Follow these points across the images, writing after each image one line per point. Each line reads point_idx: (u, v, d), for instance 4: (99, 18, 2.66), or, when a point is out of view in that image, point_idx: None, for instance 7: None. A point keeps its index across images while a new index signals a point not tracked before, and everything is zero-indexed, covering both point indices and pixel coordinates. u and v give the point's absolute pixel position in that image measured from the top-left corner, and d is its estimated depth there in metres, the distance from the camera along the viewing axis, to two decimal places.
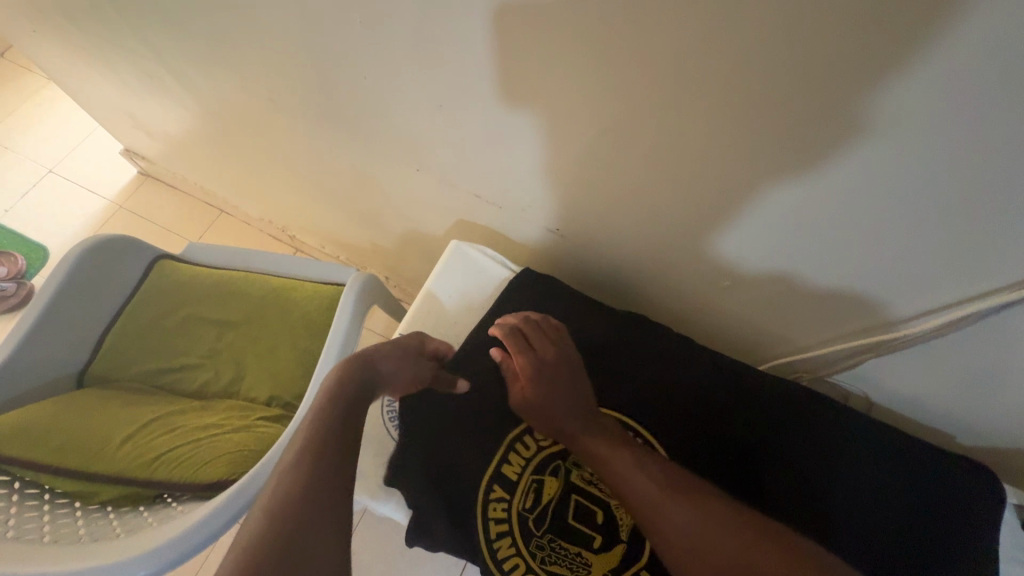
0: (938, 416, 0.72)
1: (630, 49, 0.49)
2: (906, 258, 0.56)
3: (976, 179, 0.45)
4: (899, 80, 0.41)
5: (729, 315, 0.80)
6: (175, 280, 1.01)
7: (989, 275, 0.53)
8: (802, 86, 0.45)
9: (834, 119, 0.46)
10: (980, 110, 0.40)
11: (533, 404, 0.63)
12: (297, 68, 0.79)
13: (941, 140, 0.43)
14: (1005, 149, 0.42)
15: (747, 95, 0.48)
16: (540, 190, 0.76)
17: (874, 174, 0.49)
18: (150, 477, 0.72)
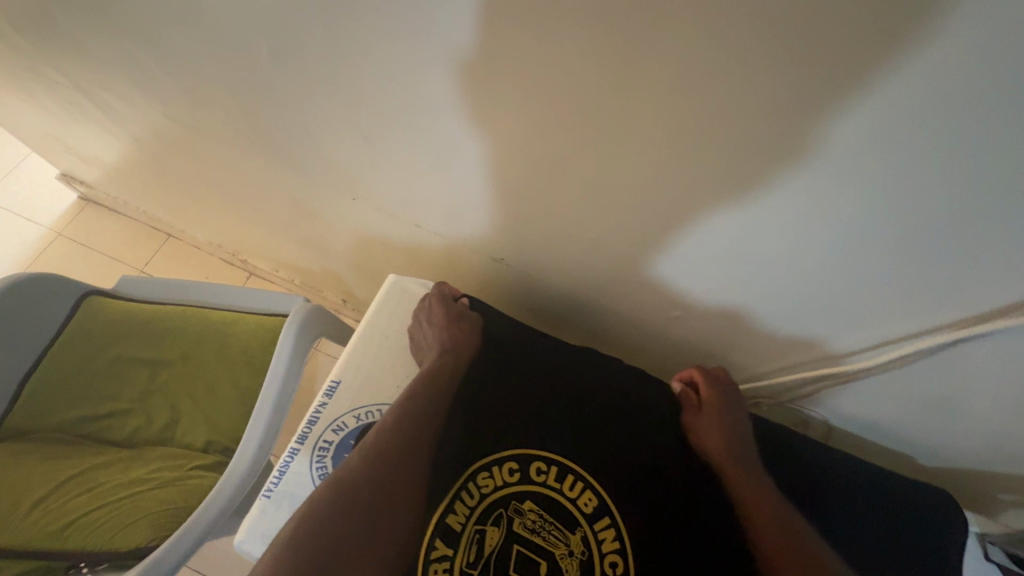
0: (898, 440, 0.70)
1: (549, 80, 0.45)
2: (862, 289, 0.53)
3: (925, 212, 0.42)
4: (834, 112, 0.38)
5: (686, 343, 0.76)
6: (103, 318, 0.94)
7: (945, 306, 0.50)
8: (732, 121, 0.41)
9: (768, 155, 0.43)
10: (920, 142, 0.37)
11: (705, 426, 0.64)
12: (221, 93, 0.74)
13: (882, 171, 0.40)
14: (949, 179, 0.39)
15: (677, 130, 0.44)
16: (484, 219, 0.72)
17: (818, 206, 0.46)
18: (65, 546, 0.65)
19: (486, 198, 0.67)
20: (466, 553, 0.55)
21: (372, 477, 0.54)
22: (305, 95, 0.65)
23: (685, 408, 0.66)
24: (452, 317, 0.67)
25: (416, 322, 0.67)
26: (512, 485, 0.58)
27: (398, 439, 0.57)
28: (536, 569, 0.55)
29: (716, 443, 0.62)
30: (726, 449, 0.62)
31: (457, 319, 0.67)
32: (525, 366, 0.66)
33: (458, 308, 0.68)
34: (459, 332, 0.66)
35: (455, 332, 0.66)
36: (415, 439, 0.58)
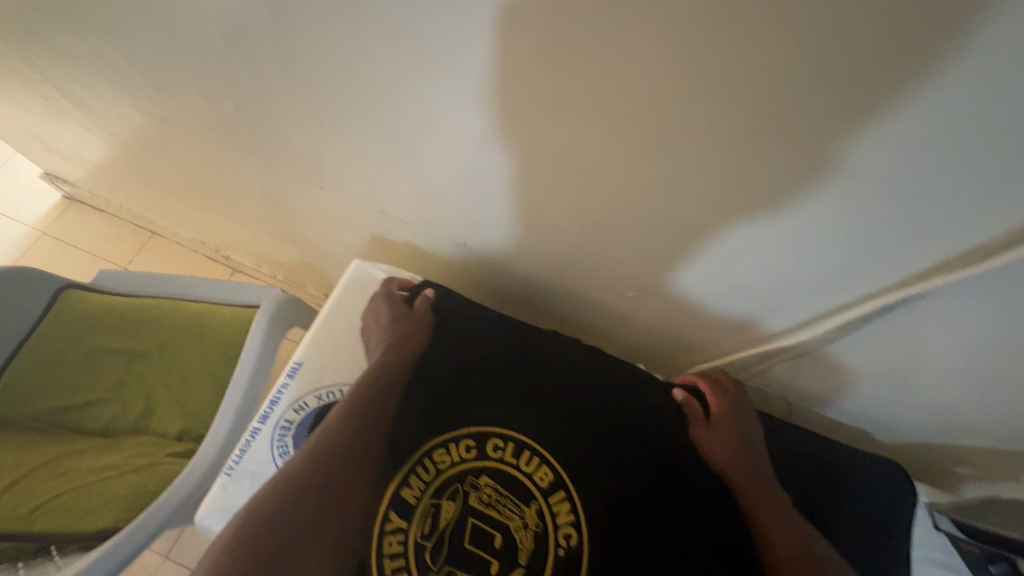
0: (853, 412, 0.72)
1: (482, 63, 0.46)
2: (793, 263, 0.53)
3: (836, 183, 0.42)
4: (735, 88, 0.38)
5: (648, 326, 0.78)
6: (79, 311, 0.95)
7: (869, 279, 0.51)
8: (651, 100, 0.42)
9: (687, 134, 0.44)
10: (815, 112, 0.37)
11: (714, 434, 0.63)
12: (187, 84, 0.75)
13: (787, 143, 0.41)
14: (847, 148, 0.39)
15: (606, 110, 0.45)
16: (446, 206, 0.74)
17: (736, 181, 0.46)
18: (33, 529, 0.67)
19: (445, 184, 0.69)
20: (421, 524, 0.56)
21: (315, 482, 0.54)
22: (265, 83, 0.67)
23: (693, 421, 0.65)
24: (400, 315, 0.67)
25: (367, 324, 0.68)
26: (469, 461, 0.59)
27: (346, 443, 0.57)
28: (490, 540, 0.56)
29: (728, 453, 0.62)
30: (736, 458, 0.61)
31: (405, 316, 0.67)
32: (483, 346, 0.67)
33: (406, 305, 0.69)
34: (405, 331, 0.66)
35: (404, 332, 0.66)
36: (357, 441, 0.58)
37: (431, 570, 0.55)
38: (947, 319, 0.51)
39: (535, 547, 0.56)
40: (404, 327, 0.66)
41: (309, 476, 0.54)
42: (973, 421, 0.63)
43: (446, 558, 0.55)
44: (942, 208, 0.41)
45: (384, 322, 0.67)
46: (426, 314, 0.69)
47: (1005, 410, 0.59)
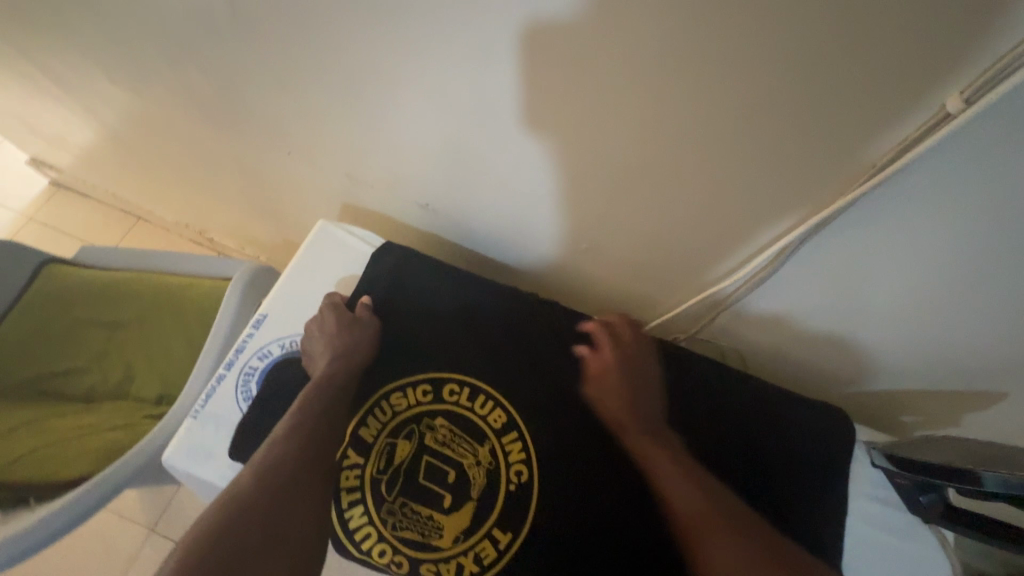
0: (798, 357, 0.75)
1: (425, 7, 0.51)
2: (718, 199, 0.57)
3: (750, 104, 0.46)
4: (645, 17, 0.43)
5: (608, 282, 0.81)
6: (61, 284, 0.98)
7: (787, 210, 0.55)
8: (573, 30, 0.47)
9: (611, 65, 0.48)
10: (712, 38, 0.42)
11: (604, 391, 0.61)
12: (160, 52, 0.78)
13: (694, 71, 0.45)
14: (742, 75, 0.44)
15: (542, 42, 0.49)
16: (409, 166, 0.77)
17: (656, 114, 0.51)
18: (8, 480, 0.70)
19: (406, 141, 0.72)
20: (377, 461, 0.59)
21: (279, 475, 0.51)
22: (232, 47, 0.70)
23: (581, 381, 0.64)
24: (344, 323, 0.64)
25: (312, 334, 0.64)
26: (424, 403, 0.62)
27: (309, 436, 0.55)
28: (444, 475, 0.59)
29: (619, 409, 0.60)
30: (629, 413, 0.59)
31: (351, 322, 0.64)
32: (443, 297, 0.69)
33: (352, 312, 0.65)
34: (349, 341, 0.63)
35: (348, 342, 0.62)
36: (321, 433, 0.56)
37: (386, 502, 0.58)
38: (858, 249, 0.55)
39: (487, 482, 0.59)
40: (349, 335, 0.63)
41: (257, 490, 0.49)
42: (906, 358, 0.66)
43: (401, 490, 0.58)
44: (830, 130, 0.45)
45: (328, 331, 0.63)
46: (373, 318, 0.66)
47: (933, 343, 0.62)
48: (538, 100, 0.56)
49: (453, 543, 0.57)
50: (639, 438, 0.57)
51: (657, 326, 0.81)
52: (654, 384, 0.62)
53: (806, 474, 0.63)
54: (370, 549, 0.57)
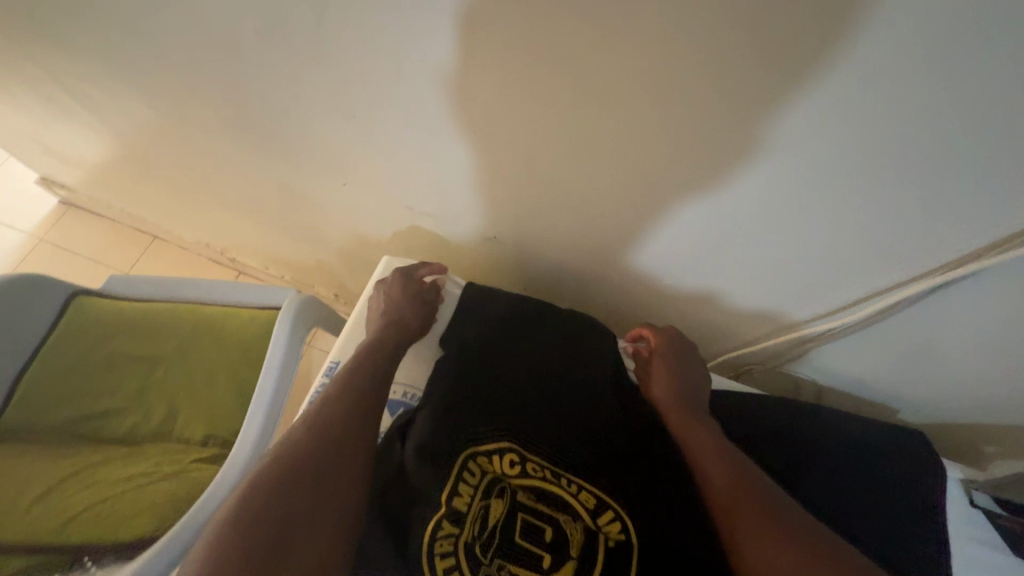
0: (888, 394, 0.73)
1: (537, 54, 0.47)
2: (836, 245, 0.55)
3: (900, 151, 0.42)
4: (795, 80, 0.40)
5: (677, 313, 0.79)
6: (93, 318, 0.93)
7: (908, 264, 0.53)
8: (706, 86, 0.43)
9: (745, 117, 0.45)
10: (865, 108, 0.40)
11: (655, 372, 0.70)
12: (204, 80, 0.74)
13: (839, 137, 0.43)
14: (895, 143, 0.42)
15: (654, 91, 0.46)
16: (472, 194, 0.73)
17: (787, 170, 0.48)
18: (67, 542, 0.66)
19: (471, 171, 0.69)
20: (472, 527, 0.55)
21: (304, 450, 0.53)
22: (291, 75, 0.65)
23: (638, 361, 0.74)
24: (401, 302, 0.72)
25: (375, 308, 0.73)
26: (514, 464, 0.59)
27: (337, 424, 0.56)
28: (540, 534, 0.56)
29: (663, 388, 0.68)
30: (671, 392, 0.67)
31: (408, 302, 0.72)
32: (523, 341, 0.69)
33: (413, 295, 0.74)
34: (404, 315, 0.71)
35: (401, 315, 0.71)
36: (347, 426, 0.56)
37: (483, 569, 0.54)
38: (976, 304, 0.54)
39: (586, 539, 0.56)
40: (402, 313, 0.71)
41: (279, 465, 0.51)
42: (1004, 399, 0.64)
43: (498, 552, 0.55)
44: (991, 188, 0.42)
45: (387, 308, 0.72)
46: (426, 307, 0.73)
47: None
48: (642, 141, 0.52)
49: None
50: (679, 416, 0.64)
51: (731, 358, 0.79)
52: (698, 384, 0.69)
53: (893, 525, 0.63)
54: None
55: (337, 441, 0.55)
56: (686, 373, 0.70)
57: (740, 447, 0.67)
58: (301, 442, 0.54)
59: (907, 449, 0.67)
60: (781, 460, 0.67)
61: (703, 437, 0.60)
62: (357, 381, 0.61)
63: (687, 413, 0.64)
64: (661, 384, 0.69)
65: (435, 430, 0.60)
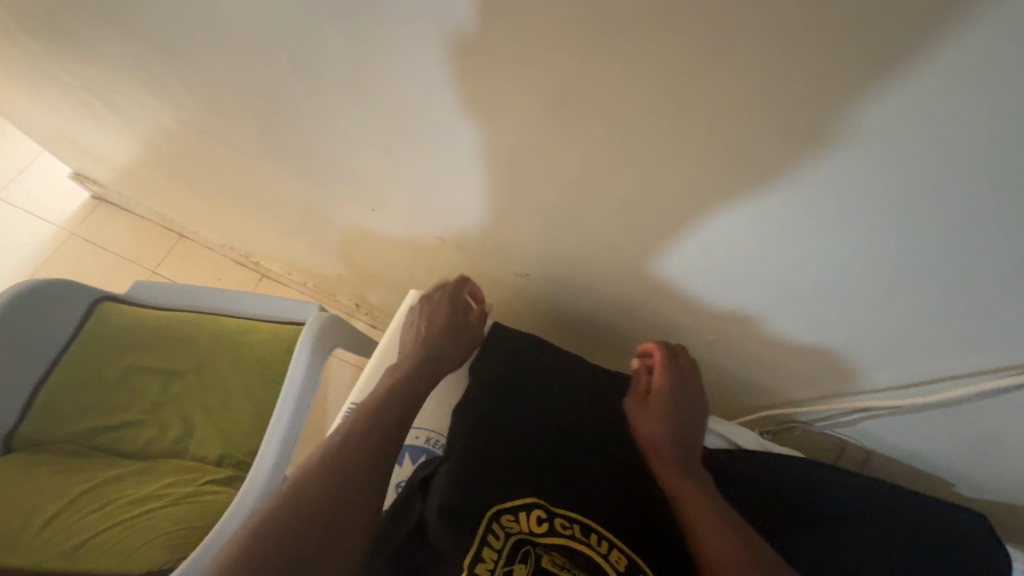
0: (947, 471, 0.67)
1: (594, 98, 0.44)
2: (901, 321, 0.52)
3: (987, 237, 0.40)
4: (887, 150, 0.37)
5: (716, 363, 0.74)
6: (115, 327, 0.92)
7: (993, 344, 0.49)
8: (778, 147, 0.41)
9: (816, 181, 0.42)
10: (957, 185, 0.37)
11: (649, 412, 0.62)
12: (234, 96, 0.71)
13: (929, 213, 0.40)
14: (982, 231, 0.40)
15: (720, 145, 0.43)
16: (505, 228, 0.70)
17: (856, 240, 0.46)
18: (77, 566, 0.64)
19: (506, 207, 0.65)
20: None
21: (328, 463, 0.52)
22: (325, 97, 0.62)
23: (631, 393, 0.65)
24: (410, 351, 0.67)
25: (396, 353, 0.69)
26: (540, 529, 0.54)
27: (363, 440, 0.55)
28: None
29: (659, 431, 0.60)
30: (667, 438, 0.60)
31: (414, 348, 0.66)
32: (556, 388, 0.65)
33: (422, 341, 0.67)
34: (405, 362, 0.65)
35: (403, 365, 0.65)
36: (369, 444, 0.54)
37: None
38: None
39: None
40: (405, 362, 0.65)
41: (305, 480, 0.51)
42: None
43: None
44: None
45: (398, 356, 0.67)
46: (430, 351, 0.65)
47: None
48: (701, 192, 0.49)
49: None
50: (677, 467, 0.57)
51: (771, 416, 0.74)
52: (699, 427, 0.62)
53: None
54: None
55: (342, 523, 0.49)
56: (685, 413, 0.62)
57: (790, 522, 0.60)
58: (327, 455, 0.53)
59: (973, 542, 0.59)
60: (841, 551, 0.58)
61: (702, 496, 0.54)
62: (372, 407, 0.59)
63: (680, 464, 0.58)
64: (656, 427, 0.61)
65: (457, 483, 0.56)
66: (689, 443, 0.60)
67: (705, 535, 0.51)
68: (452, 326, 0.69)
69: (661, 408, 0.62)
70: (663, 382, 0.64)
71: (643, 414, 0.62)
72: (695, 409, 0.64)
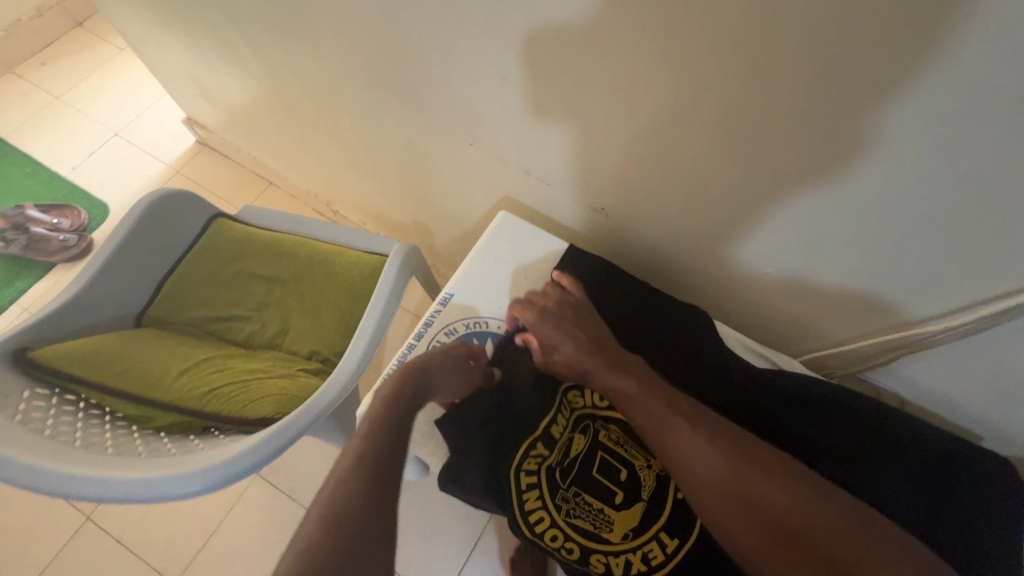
0: (973, 416, 0.72)
1: (681, 41, 0.53)
2: (926, 253, 0.58)
3: (1000, 163, 0.47)
4: (936, 78, 0.44)
5: (760, 307, 0.81)
6: (228, 237, 1.06)
7: (1010, 278, 0.55)
8: (828, 84, 0.49)
9: (859, 115, 0.50)
10: (971, 113, 0.44)
11: (553, 349, 0.65)
12: (365, 39, 0.84)
13: (963, 138, 0.47)
14: (995, 157, 0.46)
15: (777, 82, 0.51)
16: (582, 171, 0.79)
17: (887, 172, 0.53)
18: (204, 409, 0.77)
19: (587, 150, 0.74)
20: (557, 452, 0.63)
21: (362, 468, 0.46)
22: (443, 43, 0.74)
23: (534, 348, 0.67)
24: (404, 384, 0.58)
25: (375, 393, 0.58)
26: (600, 408, 0.66)
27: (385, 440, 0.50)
28: (617, 473, 0.62)
29: (576, 357, 0.63)
30: (585, 355, 0.63)
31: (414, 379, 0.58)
32: (624, 306, 0.75)
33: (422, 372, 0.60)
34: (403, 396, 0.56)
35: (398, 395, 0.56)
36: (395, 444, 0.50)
37: (560, 490, 0.61)
38: None
39: (656, 485, 0.61)
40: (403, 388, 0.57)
41: (345, 491, 0.44)
42: None
43: (576, 480, 0.62)
44: None
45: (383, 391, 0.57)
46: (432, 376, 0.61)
47: None
48: (758, 129, 0.57)
49: (623, 538, 0.59)
50: (607, 373, 0.61)
51: (810, 358, 0.81)
52: (598, 332, 0.66)
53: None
54: (543, 532, 0.59)
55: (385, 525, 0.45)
56: (582, 329, 0.66)
57: (839, 438, 0.65)
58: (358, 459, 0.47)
59: (1008, 492, 0.62)
60: (864, 469, 0.63)
61: (634, 391, 0.59)
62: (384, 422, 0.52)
63: (609, 366, 0.61)
64: (571, 356, 0.64)
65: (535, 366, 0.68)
66: (601, 350, 0.64)
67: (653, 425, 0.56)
68: (447, 361, 0.64)
69: (559, 341, 0.65)
70: (542, 320, 0.66)
71: (553, 355, 0.65)
72: (587, 321, 0.67)
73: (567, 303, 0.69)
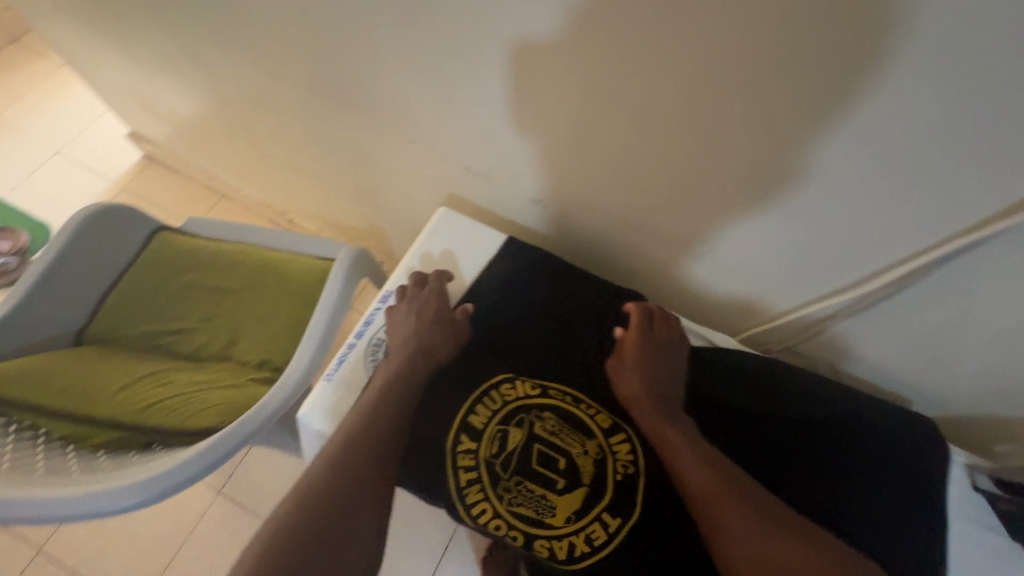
0: (898, 379, 0.77)
1: (593, 27, 0.55)
2: (834, 224, 0.62)
3: (883, 133, 0.50)
4: (818, 53, 0.47)
5: (698, 290, 0.84)
6: (172, 249, 1.04)
7: (907, 242, 0.59)
8: (725, 63, 0.51)
9: (758, 93, 0.53)
10: (851, 85, 0.48)
11: (628, 369, 0.67)
12: (299, 42, 0.84)
13: (847, 110, 0.50)
14: (878, 127, 0.50)
15: (681, 63, 0.54)
16: (520, 163, 0.80)
17: (789, 146, 0.56)
18: (142, 424, 0.75)
19: (522, 143, 0.76)
20: (489, 446, 0.63)
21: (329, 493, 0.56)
22: (376, 42, 0.74)
23: (611, 357, 0.70)
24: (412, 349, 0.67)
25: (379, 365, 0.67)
26: (530, 397, 0.66)
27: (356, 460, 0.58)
28: (554, 461, 0.62)
29: (642, 388, 0.65)
30: (649, 392, 0.65)
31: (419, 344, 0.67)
32: (562, 293, 0.75)
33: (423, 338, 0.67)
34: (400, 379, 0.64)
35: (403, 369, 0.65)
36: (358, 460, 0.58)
37: (501, 482, 0.62)
38: (970, 285, 0.59)
39: (594, 469, 0.62)
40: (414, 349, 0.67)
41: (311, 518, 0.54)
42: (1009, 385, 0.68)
43: (516, 471, 0.62)
44: (956, 172, 0.50)
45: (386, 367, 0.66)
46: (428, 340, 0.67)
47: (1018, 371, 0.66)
48: (672, 112, 0.59)
49: (566, 522, 0.60)
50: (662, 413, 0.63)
51: (748, 336, 0.84)
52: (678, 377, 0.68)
53: (879, 534, 0.62)
54: (487, 523, 0.61)
55: (355, 540, 0.56)
56: (667, 371, 0.67)
57: (766, 409, 0.68)
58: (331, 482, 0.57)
59: (925, 448, 0.66)
60: (791, 435, 0.66)
61: (681, 439, 0.61)
62: (365, 435, 0.60)
63: (666, 414, 0.63)
64: (641, 382, 0.66)
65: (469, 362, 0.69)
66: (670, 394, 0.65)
67: (687, 470, 0.58)
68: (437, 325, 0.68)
69: (637, 368, 0.66)
70: (636, 341, 0.68)
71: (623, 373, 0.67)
72: (672, 362, 0.69)
73: (668, 338, 0.70)
